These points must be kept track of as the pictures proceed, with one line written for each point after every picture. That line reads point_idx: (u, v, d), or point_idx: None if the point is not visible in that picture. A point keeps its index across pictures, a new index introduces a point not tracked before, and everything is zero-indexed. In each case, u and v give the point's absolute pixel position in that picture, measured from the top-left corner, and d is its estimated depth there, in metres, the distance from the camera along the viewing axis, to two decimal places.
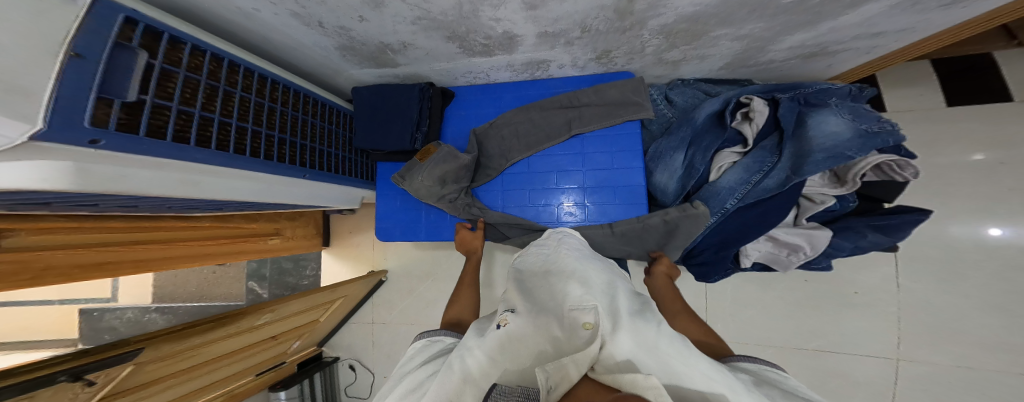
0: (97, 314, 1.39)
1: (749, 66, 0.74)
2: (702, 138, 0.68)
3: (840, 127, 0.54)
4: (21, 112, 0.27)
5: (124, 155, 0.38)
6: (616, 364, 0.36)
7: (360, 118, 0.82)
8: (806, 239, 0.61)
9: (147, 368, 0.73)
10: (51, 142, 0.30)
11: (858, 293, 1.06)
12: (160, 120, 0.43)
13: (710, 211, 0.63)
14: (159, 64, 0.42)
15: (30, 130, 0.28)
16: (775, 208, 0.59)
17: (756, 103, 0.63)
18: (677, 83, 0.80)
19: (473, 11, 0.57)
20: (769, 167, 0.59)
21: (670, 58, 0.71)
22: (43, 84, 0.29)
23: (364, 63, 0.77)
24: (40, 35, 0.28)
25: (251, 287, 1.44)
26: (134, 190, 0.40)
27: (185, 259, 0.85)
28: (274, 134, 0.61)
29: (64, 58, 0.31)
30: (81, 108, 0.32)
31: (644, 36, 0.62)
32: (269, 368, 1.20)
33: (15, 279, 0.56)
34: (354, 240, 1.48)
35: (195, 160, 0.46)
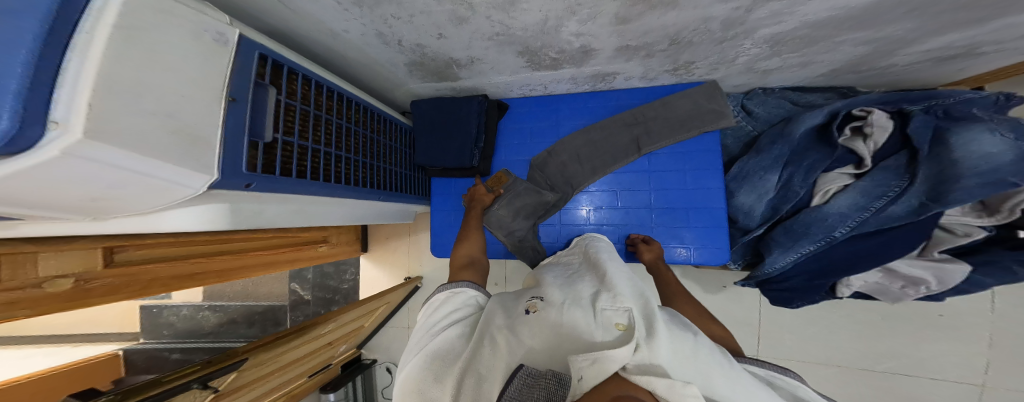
0: (157, 311, 1.43)
1: (859, 71, 0.67)
2: (802, 156, 0.64)
3: (998, 147, 0.49)
4: (203, 163, 0.31)
5: (267, 193, 0.41)
6: (651, 366, 0.32)
7: (421, 134, 0.82)
8: (936, 273, 0.60)
9: (246, 372, 0.78)
10: (218, 187, 0.34)
11: (944, 315, 0.93)
12: (286, 155, 0.45)
13: (812, 238, 0.62)
14: (283, 98, 0.44)
15: (207, 180, 0.32)
16: (902, 239, 0.57)
17: (875, 116, 0.59)
18: (757, 92, 0.76)
19: (556, 27, 0.54)
20: (896, 192, 0.55)
21: (763, 66, 0.65)
22: (214, 130, 0.32)
23: (427, 78, 0.75)
24: (202, 81, 0.30)
25: (293, 288, 1.45)
26: (267, 224, 0.43)
27: (255, 268, 0.88)
28: (352, 157, 0.60)
29: (225, 102, 0.33)
30: (239, 156, 0.35)
31: (744, 46, 0.57)
32: (318, 371, 1.19)
33: (132, 289, 0.64)
34: (391, 247, 1.46)
35: (310, 192, 0.47)
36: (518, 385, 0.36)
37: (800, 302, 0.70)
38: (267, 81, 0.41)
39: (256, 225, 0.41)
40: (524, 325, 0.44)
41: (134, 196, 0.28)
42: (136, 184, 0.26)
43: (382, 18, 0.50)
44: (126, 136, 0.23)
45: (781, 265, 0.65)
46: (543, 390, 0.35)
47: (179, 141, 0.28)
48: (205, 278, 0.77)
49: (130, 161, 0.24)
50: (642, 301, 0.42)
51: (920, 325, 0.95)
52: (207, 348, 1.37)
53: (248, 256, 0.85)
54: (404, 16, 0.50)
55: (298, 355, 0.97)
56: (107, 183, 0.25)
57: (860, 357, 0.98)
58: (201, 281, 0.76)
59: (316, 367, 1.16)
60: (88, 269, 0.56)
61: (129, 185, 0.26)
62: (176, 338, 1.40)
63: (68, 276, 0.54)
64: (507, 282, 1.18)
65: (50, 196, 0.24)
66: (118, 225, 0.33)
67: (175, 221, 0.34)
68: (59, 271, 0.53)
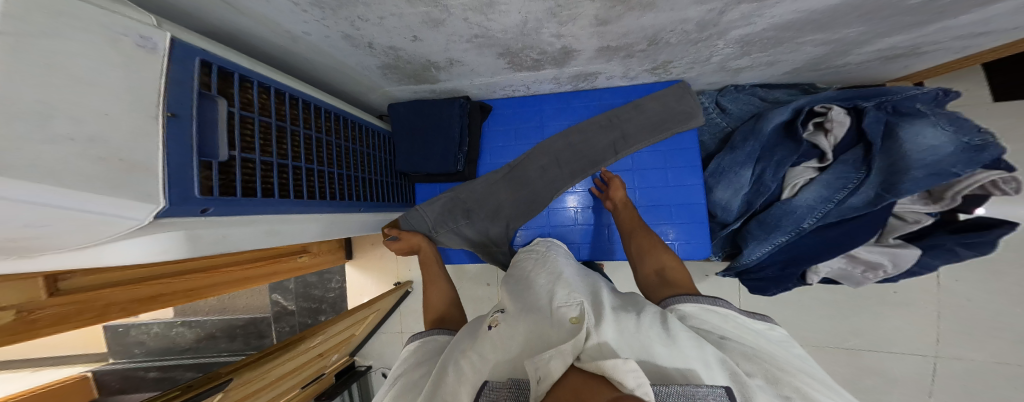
0: (123, 330, 1.32)
1: (818, 69, 0.70)
2: (773, 152, 0.68)
3: (940, 140, 0.53)
4: (144, 189, 0.28)
5: (230, 218, 0.39)
6: (599, 351, 0.32)
7: (400, 139, 0.80)
8: (891, 258, 0.64)
9: (232, 393, 0.74)
10: (169, 216, 0.32)
11: (897, 292, 1.01)
12: (247, 173, 0.42)
13: (782, 229, 0.65)
14: (237, 111, 0.41)
15: (153, 208, 0.30)
16: (860, 229, 0.61)
17: (835, 112, 0.62)
18: (729, 89, 0.78)
19: (536, 28, 0.53)
20: (856, 183, 0.59)
21: (735, 65, 0.67)
22: (155, 154, 0.29)
23: (403, 81, 0.72)
24: (130, 97, 0.27)
25: (276, 299, 1.38)
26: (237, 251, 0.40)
27: (226, 286, 0.83)
28: (325, 169, 0.57)
29: (162, 120, 0.30)
30: (189, 180, 0.33)
31: (717, 46, 0.58)
32: (311, 382, 1.15)
33: (83, 317, 0.59)
34: (376, 253, 1.41)
35: (274, 210, 0.45)
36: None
37: (775, 290, 0.74)
38: (214, 91, 0.38)
39: (225, 251, 0.39)
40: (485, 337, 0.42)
41: (62, 232, 0.25)
42: (63, 220, 0.24)
43: (349, 20, 0.48)
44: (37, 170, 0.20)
45: (758, 256, 0.68)
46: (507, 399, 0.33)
47: (111, 171, 0.25)
48: (170, 299, 0.73)
49: (42, 194, 0.21)
50: (593, 298, 0.43)
51: (883, 301, 1.03)
52: (189, 365, 1.29)
53: (218, 274, 0.79)
54: (373, 17, 0.48)
55: (286, 370, 0.93)
56: (25, 222, 0.22)
57: (831, 336, 1.05)
58: (166, 301, 0.72)
59: (309, 378, 1.12)
60: (32, 299, 0.51)
61: (54, 222, 0.23)
62: (150, 356, 1.32)
63: (8, 308, 0.48)
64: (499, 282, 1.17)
65: None
66: (50, 263, 0.29)
67: (120, 256, 0.30)
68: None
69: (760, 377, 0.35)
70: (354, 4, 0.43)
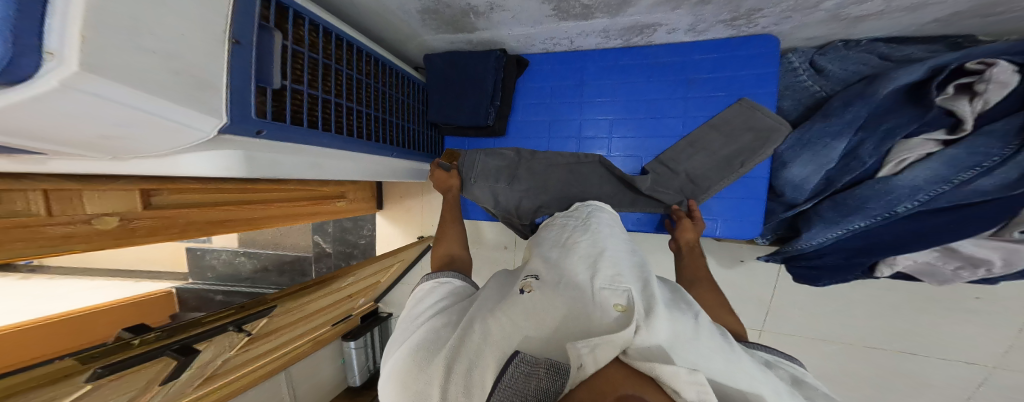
0: (200, 253, 1.54)
1: (987, 14, 0.55)
2: (884, 120, 0.58)
3: None
4: (209, 105, 0.29)
5: (279, 143, 0.41)
6: (650, 351, 0.31)
7: (434, 90, 0.79)
8: (1001, 255, 0.56)
9: (276, 318, 0.86)
10: (228, 133, 0.33)
11: (979, 299, 0.87)
12: (296, 103, 0.44)
13: (866, 213, 0.58)
14: (289, 44, 0.42)
15: (216, 123, 0.31)
16: (975, 217, 0.53)
17: (995, 70, 0.49)
18: (836, 45, 0.68)
19: None
20: (997, 160, 0.49)
21: (853, 12, 0.56)
22: (219, 74, 0.30)
23: (440, 28, 0.68)
24: (206, 17, 0.27)
25: (317, 240, 1.52)
26: (283, 175, 0.43)
27: (279, 218, 0.92)
28: (363, 110, 0.58)
29: (229, 45, 0.31)
30: (246, 101, 0.34)
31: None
32: (341, 320, 1.28)
33: (169, 232, 0.68)
34: (405, 205, 1.48)
35: (320, 144, 0.47)
36: (514, 371, 0.35)
37: (826, 281, 0.71)
38: (271, 24, 0.38)
39: (273, 174, 0.42)
40: (524, 306, 0.42)
41: (142, 135, 0.27)
42: (144, 124, 0.25)
43: None
44: (128, 70, 0.21)
45: (819, 240, 0.64)
46: (543, 371, 0.34)
47: (184, 83, 0.26)
48: (236, 225, 0.81)
49: (133, 98, 0.22)
50: (643, 285, 0.41)
51: (954, 308, 0.90)
52: (246, 291, 1.50)
53: (271, 208, 0.87)
54: None
55: (322, 305, 1.05)
56: (114, 120, 0.23)
57: (872, 337, 0.97)
58: (233, 227, 0.81)
59: (340, 316, 1.25)
60: (130, 210, 0.59)
61: (136, 124, 0.25)
62: (218, 279, 1.54)
63: (114, 215, 0.57)
64: (517, 245, 1.19)
65: (66, 131, 0.24)
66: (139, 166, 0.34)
67: (191, 166, 0.34)
68: (105, 210, 0.55)
69: None
70: None
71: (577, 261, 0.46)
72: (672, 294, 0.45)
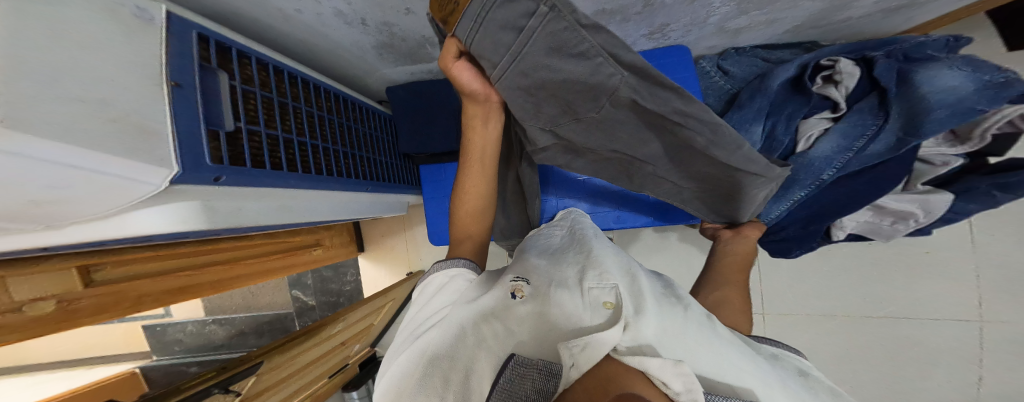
0: (161, 329, 1.39)
1: (818, 26, 0.71)
2: (781, 108, 0.65)
3: (957, 80, 0.49)
4: (152, 153, 0.26)
5: (237, 189, 0.38)
6: (638, 346, 0.29)
7: (401, 120, 0.80)
8: (920, 204, 0.60)
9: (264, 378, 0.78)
10: (184, 184, 0.30)
11: (932, 251, 0.95)
12: (255, 147, 0.42)
13: (801, 184, 0.60)
14: (237, 84, 0.40)
15: (168, 174, 0.28)
16: (885, 177, 0.58)
17: (842, 64, 0.60)
18: (730, 52, 0.77)
19: None
20: (876, 128, 0.55)
21: (733, 26, 0.67)
22: (162, 119, 0.28)
23: (399, 60, 0.71)
24: (133, 58, 0.26)
25: (297, 295, 1.42)
26: (248, 222, 0.42)
27: (247, 276, 0.86)
28: (330, 147, 0.58)
29: (167, 87, 0.29)
30: (200, 147, 0.31)
31: (714, 4, 0.57)
32: (337, 372, 1.17)
33: (119, 307, 0.61)
34: (387, 244, 1.43)
35: (289, 186, 0.46)
36: (509, 375, 0.31)
37: (798, 251, 0.73)
38: (214, 64, 0.36)
39: (235, 224, 0.39)
40: (512, 306, 0.38)
41: (78, 195, 0.24)
42: (79, 181, 0.22)
43: None
44: (49, 125, 0.18)
45: (776, 214, 0.63)
46: (537, 374, 0.31)
47: (121, 133, 0.23)
48: (198, 290, 0.76)
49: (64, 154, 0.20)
50: (631, 280, 0.40)
51: (909, 262, 0.96)
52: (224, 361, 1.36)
53: (236, 267, 0.82)
54: None
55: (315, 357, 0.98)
56: (44, 181, 0.20)
57: (863, 304, 0.99)
58: (193, 293, 0.75)
59: (335, 368, 1.14)
60: (70, 290, 0.53)
61: (72, 183, 0.22)
62: (189, 352, 1.39)
63: (51, 298, 0.50)
64: None
65: None
66: (76, 233, 0.30)
67: (140, 224, 0.31)
68: (37, 294, 0.49)
69: None
70: None
71: (569, 268, 0.44)
72: (665, 289, 0.43)
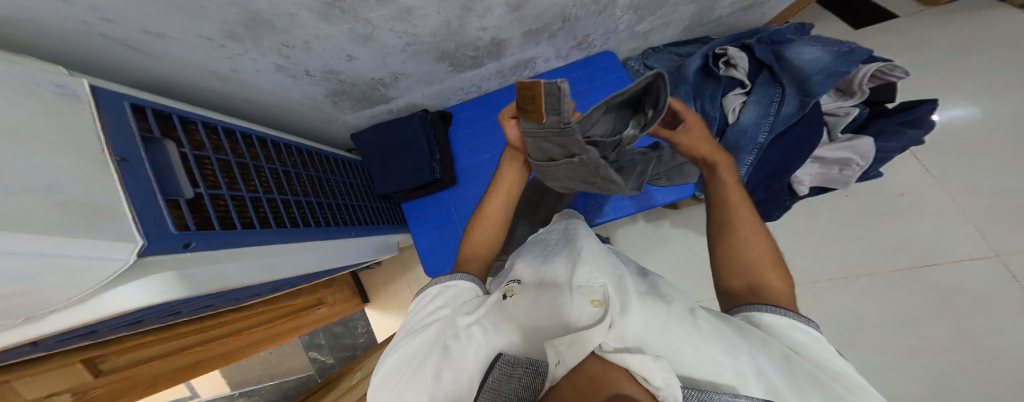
0: None
1: (705, 23, 0.80)
2: (704, 90, 0.70)
3: (816, 53, 0.61)
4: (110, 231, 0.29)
5: (210, 252, 0.40)
6: (623, 345, 0.29)
7: (371, 165, 0.84)
8: (852, 149, 0.61)
9: None
10: (154, 254, 0.33)
11: (905, 195, 0.92)
12: (221, 210, 0.45)
13: (744, 150, 0.63)
14: (189, 151, 0.43)
15: (135, 248, 0.31)
16: (807, 134, 0.62)
17: (732, 50, 0.69)
18: (649, 52, 0.84)
19: (461, 26, 0.59)
20: (779, 95, 0.63)
21: (640, 30, 0.75)
22: (117, 199, 0.31)
23: (356, 106, 0.77)
24: (76, 145, 0.29)
25: (314, 356, 1.41)
26: (232, 285, 0.42)
27: (254, 343, 0.90)
28: (302, 200, 0.61)
29: (114, 165, 0.32)
30: (160, 218, 0.34)
31: (617, 14, 0.66)
32: None
33: (137, 387, 0.67)
34: (391, 291, 1.43)
35: (263, 242, 0.49)
36: (497, 374, 0.32)
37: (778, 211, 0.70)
38: (157, 135, 0.40)
39: (219, 285, 0.40)
40: (503, 316, 0.40)
41: (47, 283, 0.25)
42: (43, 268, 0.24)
43: (275, 48, 0.50)
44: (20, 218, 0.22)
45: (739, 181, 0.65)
46: (522, 370, 0.31)
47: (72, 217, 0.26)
48: (208, 362, 0.80)
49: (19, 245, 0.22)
50: (619, 277, 0.39)
51: (896, 209, 0.92)
52: None
53: (241, 337, 0.83)
54: (301, 42, 0.51)
55: None
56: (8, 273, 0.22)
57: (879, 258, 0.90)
58: (204, 364, 0.80)
59: None
60: (80, 383, 0.55)
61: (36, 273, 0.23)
62: None
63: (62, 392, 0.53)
64: None
65: None
66: (55, 324, 0.31)
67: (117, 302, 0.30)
68: (50, 390, 0.51)
69: None
70: (272, 32, 0.46)
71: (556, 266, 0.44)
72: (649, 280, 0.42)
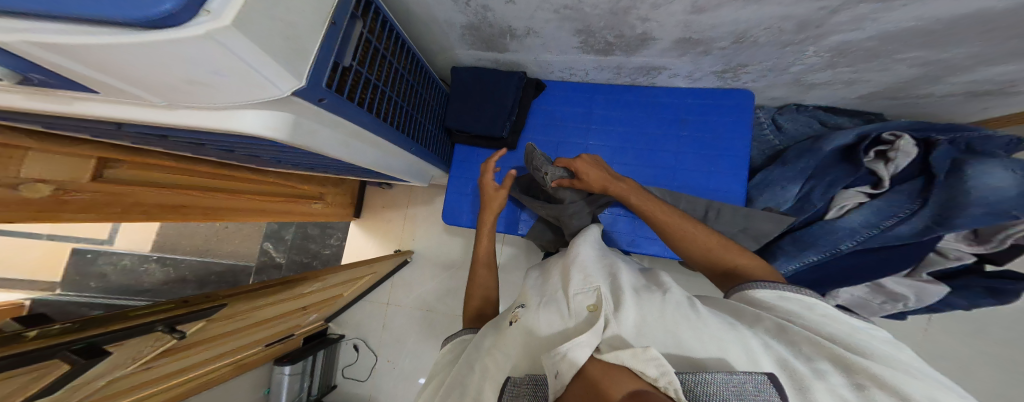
0: (91, 257, 1.26)
1: (895, 97, 0.71)
2: (825, 172, 0.67)
3: (1006, 180, 0.49)
4: (297, 71, 0.28)
5: (327, 112, 0.38)
6: (618, 342, 0.35)
7: (454, 98, 0.82)
8: (916, 291, 0.62)
9: (212, 325, 0.73)
10: (298, 96, 0.31)
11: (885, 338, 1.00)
12: (352, 82, 0.43)
13: (816, 248, 0.63)
14: (365, 31, 0.42)
15: (294, 86, 0.29)
16: (900, 259, 0.60)
17: (902, 142, 0.60)
18: (790, 108, 0.80)
19: (626, 9, 0.54)
20: (909, 212, 0.57)
21: (811, 79, 0.68)
22: (313, 43, 0.29)
23: (474, 46, 0.72)
24: (321, 1, 0.29)
25: (266, 248, 1.36)
26: (316, 148, 0.40)
27: (243, 212, 0.82)
28: (397, 100, 0.58)
29: (326, 26, 0.31)
30: (323, 71, 0.33)
31: (808, 52, 0.58)
32: (279, 340, 1.12)
33: (113, 212, 0.58)
34: (386, 216, 1.40)
35: (356, 120, 0.45)
36: (508, 394, 0.36)
37: None
38: (360, 15, 0.40)
39: (309, 145, 0.38)
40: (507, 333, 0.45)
41: (224, 85, 0.25)
42: (238, 75, 0.23)
43: None
44: (259, 29, 0.21)
45: (785, 272, 0.66)
46: (525, 388, 0.35)
47: (286, 48, 0.25)
48: (190, 213, 0.72)
49: (253, 58, 0.22)
50: (612, 281, 0.46)
51: None
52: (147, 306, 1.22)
53: (239, 199, 0.80)
54: None
55: (275, 313, 0.94)
56: (211, 69, 0.22)
57: None
58: (185, 215, 0.71)
59: (278, 336, 1.09)
60: (73, 180, 0.52)
61: (228, 75, 0.23)
62: (101, 293, 1.22)
63: (51, 183, 0.50)
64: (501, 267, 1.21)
65: (145, 67, 0.20)
66: (184, 117, 0.30)
67: (241, 121, 0.30)
68: (42, 175, 0.48)
69: (839, 375, 0.31)
70: None
71: (556, 283, 0.49)
72: (647, 281, 0.48)
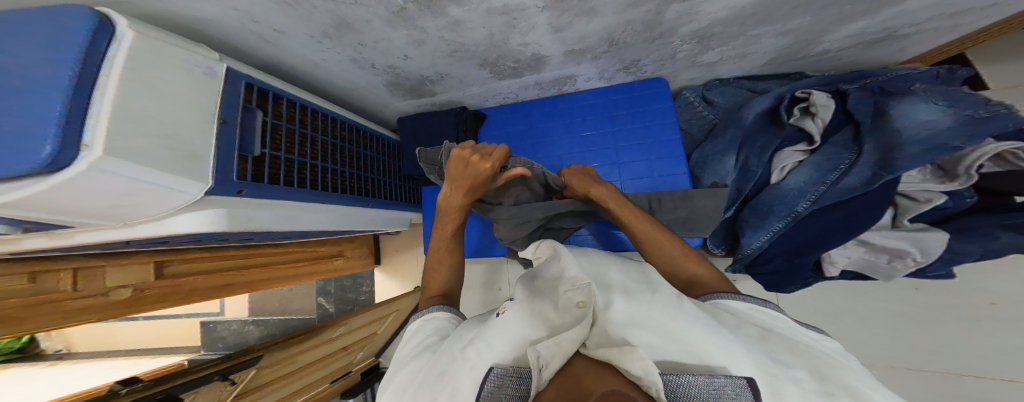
0: (213, 326, 1.57)
1: (800, 58, 0.71)
2: (754, 139, 0.67)
3: (932, 115, 0.51)
4: (196, 174, 0.39)
5: (257, 199, 0.49)
6: (608, 339, 0.30)
7: (406, 146, 0.91)
8: (914, 243, 0.57)
9: (263, 372, 0.88)
10: (213, 195, 0.42)
11: (999, 304, 0.80)
12: (275, 167, 0.54)
13: (777, 215, 0.61)
14: (270, 119, 0.53)
15: (202, 187, 0.40)
16: (867, 211, 0.55)
17: (816, 96, 0.62)
18: (715, 83, 0.79)
19: (504, 39, 0.60)
20: (850, 161, 0.56)
21: (704, 60, 0.69)
22: (207, 147, 0.40)
23: (406, 95, 0.83)
24: (202, 109, 0.40)
25: (320, 302, 1.54)
26: (263, 227, 0.51)
27: (280, 280, 0.95)
28: (340, 169, 0.69)
29: (216, 125, 0.41)
30: (230, 167, 0.43)
31: (674, 43, 0.61)
32: (340, 377, 1.25)
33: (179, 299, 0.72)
34: (400, 259, 1.53)
35: (292, 198, 0.56)
36: (489, 389, 0.31)
37: (792, 286, 0.68)
38: (254, 105, 0.50)
39: (254, 226, 0.49)
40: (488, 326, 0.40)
41: (141, 202, 0.36)
42: (143, 191, 0.34)
43: (352, 45, 0.58)
44: (136, 153, 0.31)
45: (757, 245, 0.64)
46: (511, 385, 0.31)
47: (175, 158, 0.36)
48: (238, 288, 0.85)
49: (142, 173, 0.32)
50: (602, 275, 0.40)
51: (963, 313, 0.82)
52: None
53: (274, 269, 0.92)
54: (369, 42, 0.57)
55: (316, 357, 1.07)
56: (121, 190, 0.32)
57: (908, 354, 0.86)
58: (234, 290, 0.84)
59: (337, 373, 1.22)
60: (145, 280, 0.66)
61: (137, 192, 0.34)
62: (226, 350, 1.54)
63: (130, 286, 0.64)
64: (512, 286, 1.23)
65: (78, 201, 0.31)
66: (144, 230, 0.42)
67: (183, 224, 0.42)
68: (121, 282, 0.63)
69: (817, 382, 0.29)
70: (352, 33, 0.54)
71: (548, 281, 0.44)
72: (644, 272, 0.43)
